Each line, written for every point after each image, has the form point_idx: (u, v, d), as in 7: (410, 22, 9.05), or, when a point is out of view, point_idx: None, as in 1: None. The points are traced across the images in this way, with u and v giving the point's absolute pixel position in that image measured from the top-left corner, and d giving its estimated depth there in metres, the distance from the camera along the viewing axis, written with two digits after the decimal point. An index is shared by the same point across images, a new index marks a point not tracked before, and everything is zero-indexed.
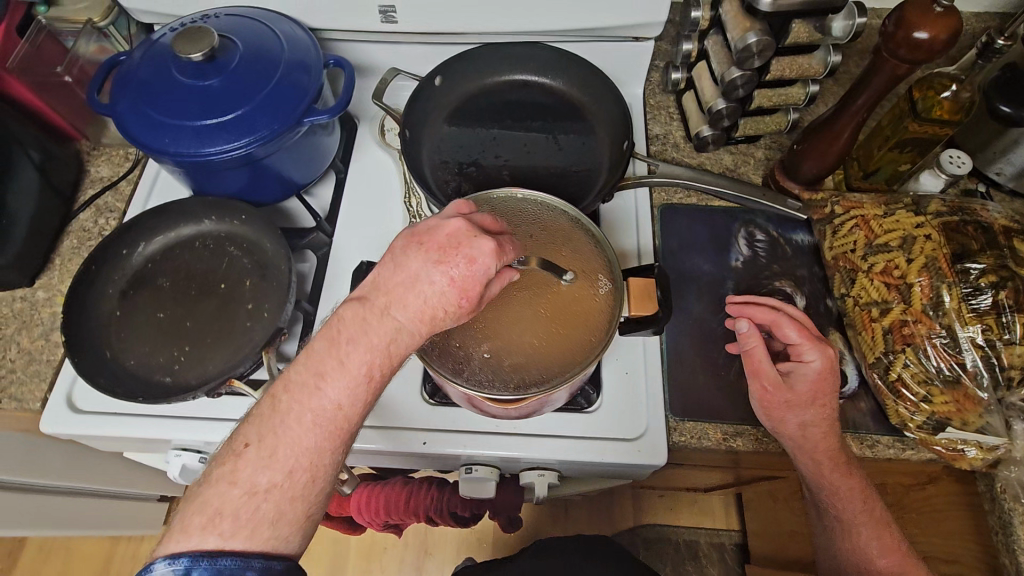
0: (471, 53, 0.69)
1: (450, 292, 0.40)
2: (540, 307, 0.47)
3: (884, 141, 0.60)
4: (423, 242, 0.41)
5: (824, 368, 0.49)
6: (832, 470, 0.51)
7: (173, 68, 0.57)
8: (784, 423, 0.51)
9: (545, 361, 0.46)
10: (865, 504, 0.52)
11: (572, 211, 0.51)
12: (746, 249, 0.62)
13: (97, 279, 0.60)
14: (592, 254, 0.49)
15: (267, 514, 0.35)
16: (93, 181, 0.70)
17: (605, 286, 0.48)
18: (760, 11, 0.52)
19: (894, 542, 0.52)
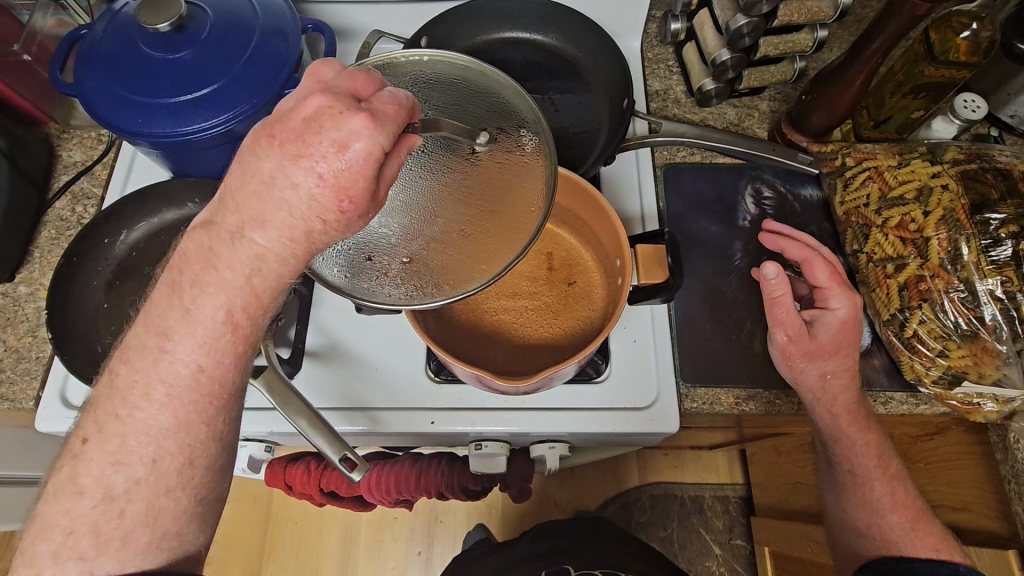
0: (454, 12, 0.65)
1: (323, 193, 0.33)
2: (465, 189, 0.44)
3: (896, 88, 0.57)
4: (280, 130, 0.33)
5: (849, 315, 0.48)
6: (849, 424, 0.51)
7: (140, 41, 0.53)
8: (804, 373, 0.50)
9: (485, 252, 0.43)
10: (879, 458, 0.53)
11: (474, 64, 0.45)
12: (753, 208, 0.60)
13: (80, 271, 0.57)
14: (509, 109, 0.45)
15: (138, 515, 0.33)
16: (66, 167, 0.67)
17: (530, 144, 0.44)
18: None
19: (905, 498, 0.53)
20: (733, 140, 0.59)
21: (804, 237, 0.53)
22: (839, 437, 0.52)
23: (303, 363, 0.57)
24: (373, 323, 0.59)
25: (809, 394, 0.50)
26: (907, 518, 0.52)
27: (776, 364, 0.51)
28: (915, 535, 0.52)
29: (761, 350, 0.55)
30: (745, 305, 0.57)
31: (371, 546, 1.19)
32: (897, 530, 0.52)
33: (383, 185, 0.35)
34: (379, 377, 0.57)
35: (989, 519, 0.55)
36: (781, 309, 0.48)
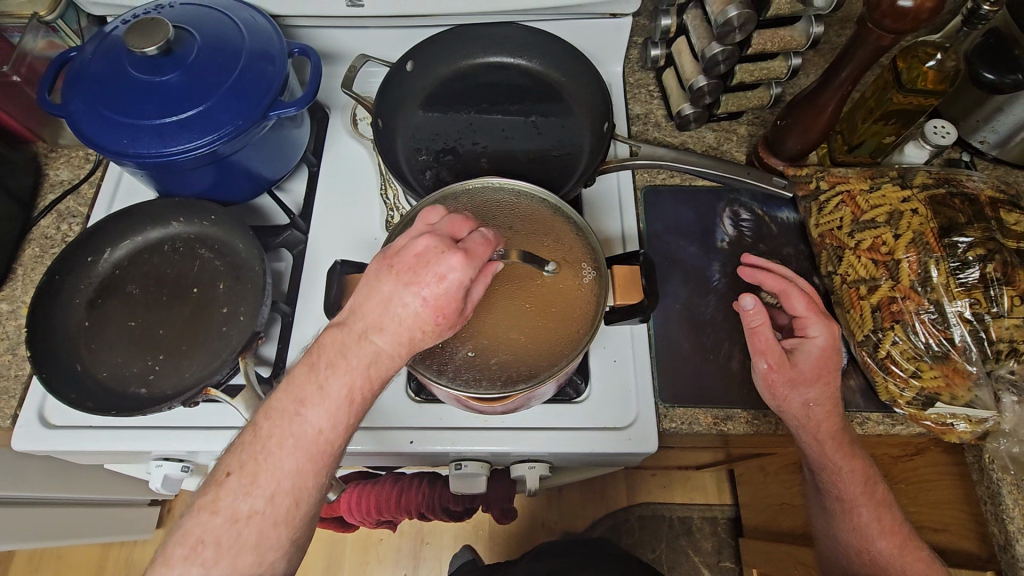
0: (440, 36, 0.66)
1: (425, 311, 0.38)
2: (523, 300, 0.45)
3: (867, 114, 0.59)
4: (397, 261, 0.38)
5: (827, 343, 0.48)
6: (834, 450, 0.50)
7: (127, 64, 0.54)
8: (788, 401, 0.49)
9: (533, 357, 0.44)
10: (866, 485, 0.52)
11: (551, 199, 0.49)
12: (731, 229, 0.61)
13: (61, 289, 0.57)
14: (574, 242, 0.48)
15: (249, 541, 0.34)
16: (53, 185, 0.67)
17: (589, 275, 0.46)
18: None
19: (890, 523, 0.52)
20: (711, 164, 0.60)
21: (781, 269, 0.53)
22: (824, 461, 0.51)
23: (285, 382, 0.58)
24: None
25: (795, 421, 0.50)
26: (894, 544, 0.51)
27: (760, 393, 0.51)
28: (905, 561, 0.51)
29: (738, 370, 0.56)
30: (723, 325, 0.58)
31: (356, 568, 1.17)
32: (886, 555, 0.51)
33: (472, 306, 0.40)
34: None
35: (968, 540, 0.55)
36: (760, 338, 0.49)
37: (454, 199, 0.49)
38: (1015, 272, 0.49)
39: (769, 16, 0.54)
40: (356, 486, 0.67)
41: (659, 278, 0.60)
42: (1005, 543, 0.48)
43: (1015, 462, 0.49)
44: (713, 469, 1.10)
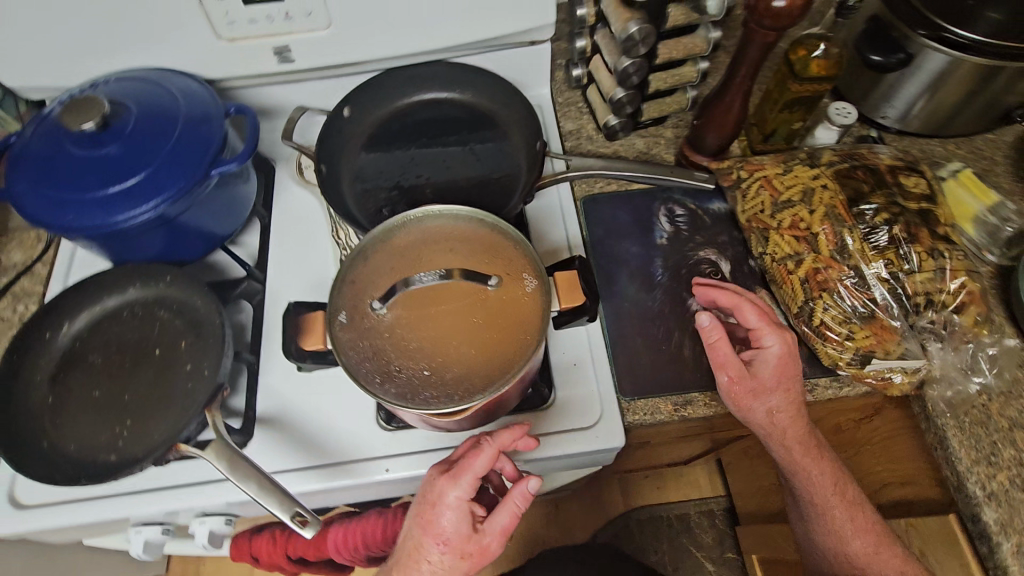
0: (373, 81, 0.69)
1: (438, 539, 0.49)
2: (472, 316, 0.48)
3: (773, 104, 0.63)
4: (422, 496, 0.50)
5: (781, 352, 0.52)
6: (801, 453, 0.54)
7: (68, 142, 0.56)
8: (752, 410, 0.53)
9: (487, 366, 0.46)
10: (836, 486, 0.56)
11: (489, 218, 0.52)
12: (669, 226, 0.65)
13: (22, 367, 0.58)
14: (516, 255, 0.50)
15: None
16: (6, 269, 0.68)
17: (531, 284, 0.49)
18: None
19: (863, 524, 0.56)
20: (640, 168, 0.64)
21: (731, 286, 0.56)
22: (797, 464, 0.55)
23: (257, 429, 0.59)
24: (316, 382, 0.60)
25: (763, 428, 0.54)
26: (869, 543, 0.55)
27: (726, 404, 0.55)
28: (879, 558, 0.55)
29: (690, 357, 0.59)
30: (671, 316, 0.60)
31: None
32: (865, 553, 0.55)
33: (487, 529, 0.50)
34: (332, 433, 0.58)
35: (932, 487, 0.58)
36: (720, 352, 0.52)
37: (401, 231, 0.52)
38: (918, 230, 0.54)
39: (668, 26, 0.59)
40: (342, 521, 0.66)
41: (607, 280, 0.63)
42: (957, 483, 0.52)
43: (950, 406, 0.53)
44: (701, 464, 1.12)
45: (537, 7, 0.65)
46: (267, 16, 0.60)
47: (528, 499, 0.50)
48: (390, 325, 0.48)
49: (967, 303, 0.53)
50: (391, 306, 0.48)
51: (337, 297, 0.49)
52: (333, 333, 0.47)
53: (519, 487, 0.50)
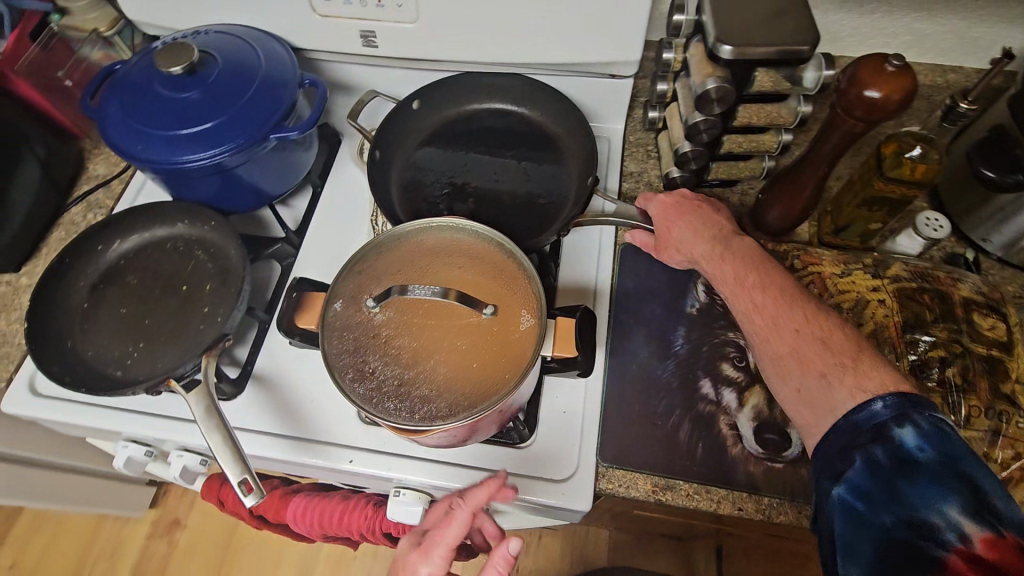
0: (447, 80, 0.70)
1: None
2: (459, 339, 0.47)
3: (853, 196, 0.56)
4: (399, 562, 0.50)
5: (653, 211, 0.58)
6: (712, 263, 0.52)
7: (156, 80, 0.61)
8: (674, 258, 0.57)
9: (459, 394, 0.45)
10: (738, 277, 0.50)
11: (508, 244, 0.50)
12: (704, 296, 0.61)
13: (69, 271, 0.63)
14: (522, 289, 0.49)
15: None
16: (90, 178, 0.75)
17: (527, 322, 0.47)
18: (722, 58, 0.51)
19: (761, 280, 0.48)
20: None
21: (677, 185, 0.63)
22: (732, 297, 0.50)
23: (249, 384, 0.61)
24: (313, 356, 0.62)
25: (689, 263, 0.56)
26: (793, 342, 0.44)
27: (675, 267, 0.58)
28: (779, 333, 0.45)
29: (685, 441, 0.54)
30: (677, 392, 0.56)
31: None
32: (805, 359, 0.43)
33: None
34: (312, 411, 0.59)
35: None
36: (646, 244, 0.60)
37: (419, 237, 0.52)
38: (976, 379, 0.47)
39: (751, 92, 0.54)
40: (307, 495, 0.67)
41: (621, 334, 0.60)
42: None
43: None
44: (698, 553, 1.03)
45: (625, 41, 0.63)
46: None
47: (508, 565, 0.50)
48: (378, 326, 0.48)
49: (1016, 479, 0.45)
50: (384, 307, 0.48)
51: (341, 283, 0.50)
52: (325, 319, 0.48)
53: (501, 550, 0.49)
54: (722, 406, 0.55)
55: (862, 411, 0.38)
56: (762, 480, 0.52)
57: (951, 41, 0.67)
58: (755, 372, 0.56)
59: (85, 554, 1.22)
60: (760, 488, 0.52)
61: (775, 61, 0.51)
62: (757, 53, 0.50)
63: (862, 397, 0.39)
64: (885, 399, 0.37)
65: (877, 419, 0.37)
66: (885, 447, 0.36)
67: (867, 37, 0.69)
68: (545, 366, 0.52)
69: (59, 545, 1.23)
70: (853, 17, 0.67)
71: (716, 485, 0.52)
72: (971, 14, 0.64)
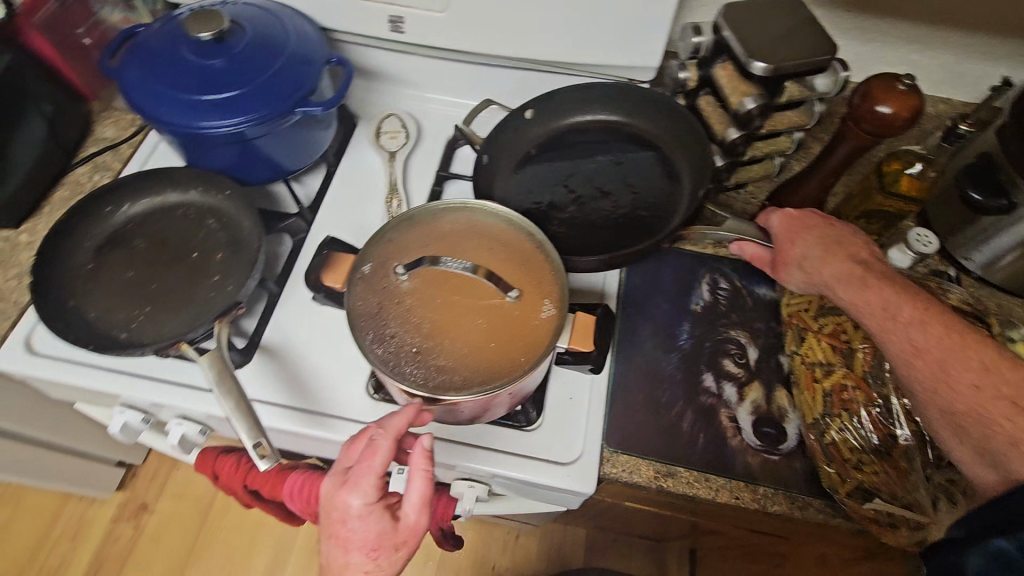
0: (559, 92, 0.67)
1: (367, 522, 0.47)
2: (480, 318, 0.48)
3: (852, 209, 0.60)
4: (326, 513, 0.47)
5: (776, 221, 0.56)
6: (854, 292, 0.50)
7: (184, 44, 0.61)
8: (792, 279, 0.54)
9: (470, 371, 0.46)
10: (892, 311, 0.47)
11: (538, 236, 0.52)
12: (708, 295, 0.64)
13: (76, 230, 0.62)
14: (548, 279, 0.50)
15: (370, 527, 0.46)
16: (96, 140, 0.73)
17: (548, 311, 0.48)
18: (756, 74, 0.55)
19: (923, 317, 0.46)
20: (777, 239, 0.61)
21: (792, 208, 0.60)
22: (882, 333, 0.48)
23: (256, 354, 0.60)
24: (325, 330, 0.62)
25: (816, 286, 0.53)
26: (973, 397, 0.43)
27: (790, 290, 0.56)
28: (952, 382, 0.44)
29: (687, 431, 0.56)
30: (682, 385, 0.58)
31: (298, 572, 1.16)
32: (986, 418, 0.42)
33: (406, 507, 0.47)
34: (320, 383, 0.59)
35: None
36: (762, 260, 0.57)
37: (453, 215, 0.54)
38: None
39: (781, 101, 0.58)
40: (304, 471, 0.65)
41: (628, 328, 0.62)
42: None
43: None
44: (675, 561, 1.04)
45: (646, 47, 0.66)
46: None
47: (431, 459, 0.47)
48: (402, 293, 0.49)
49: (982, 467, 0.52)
50: (411, 276, 0.49)
51: (371, 248, 0.51)
52: (353, 277, 0.49)
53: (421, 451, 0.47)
54: (723, 400, 0.57)
55: None
56: (759, 471, 0.54)
57: (943, 73, 0.72)
58: (755, 369, 0.59)
59: (44, 535, 1.17)
60: (756, 478, 0.54)
61: (805, 74, 0.55)
62: (793, 66, 0.54)
63: None
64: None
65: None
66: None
67: (867, 64, 0.73)
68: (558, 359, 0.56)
69: (18, 525, 1.18)
70: (858, 44, 0.71)
71: (716, 474, 0.54)
72: (962, 50, 0.69)
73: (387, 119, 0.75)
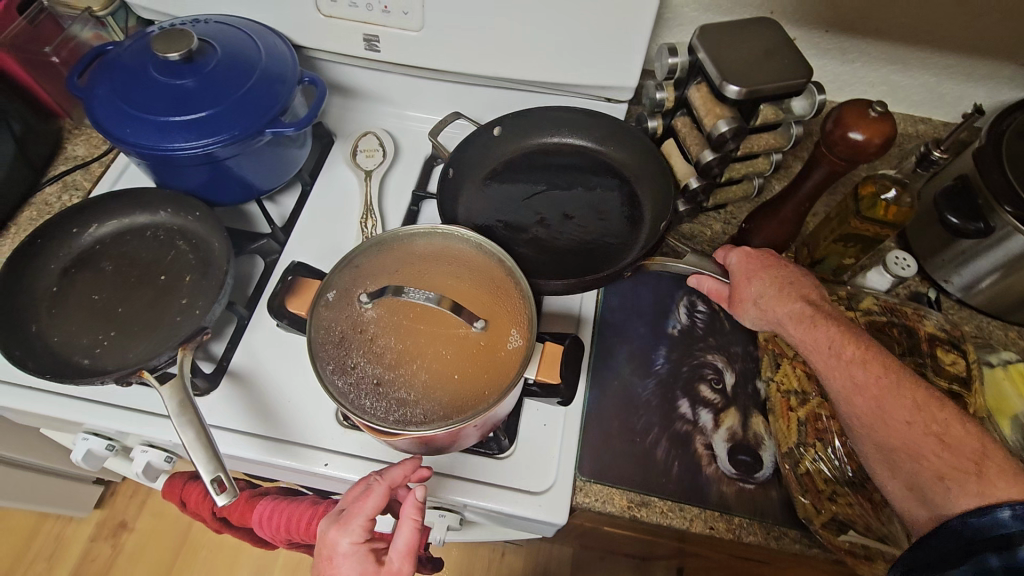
0: (529, 114, 0.69)
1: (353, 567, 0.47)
2: (445, 349, 0.47)
3: (830, 232, 0.60)
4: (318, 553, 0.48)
5: (733, 260, 0.56)
6: (799, 330, 0.50)
7: (152, 64, 0.60)
8: (746, 316, 0.54)
9: (434, 404, 0.45)
10: (833, 346, 0.47)
11: (508, 262, 0.51)
12: (685, 318, 0.63)
13: (41, 253, 0.61)
14: (516, 307, 0.49)
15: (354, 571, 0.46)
16: (67, 158, 0.72)
17: (515, 341, 0.47)
18: (729, 97, 0.54)
19: (862, 353, 0.46)
20: None
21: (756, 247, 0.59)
22: (826, 370, 0.48)
23: (224, 379, 0.59)
24: (295, 354, 0.61)
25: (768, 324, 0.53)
26: (906, 434, 0.43)
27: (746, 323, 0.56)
28: (885, 416, 0.44)
29: (662, 459, 0.55)
30: (657, 412, 0.57)
31: None
32: (918, 454, 0.42)
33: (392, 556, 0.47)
34: (288, 409, 0.58)
35: None
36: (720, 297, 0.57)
37: (424, 238, 0.53)
38: None
39: (757, 123, 0.58)
40: (272, 499, 0.65)
41: (604, 352, 0.61)
42: None
43: None
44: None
45: (623, 68, 0.65)
46: (367, 4, 0.63)
47: (421, 511, 0.47)
48: (366, 322, 0.47)
49: None
50: (377, 304, 0.48)
51: (337, 275, 0.50)
52: (317, 306, 0.48)
53: (414, 501, 0.47)
54: (699, 427, 0.56)
55: (986, 516, 0.37)
56: (734, 501, 0.53)
57: (922, 93, 0.72)
58: (731, 394, 0.58)
59: (20, 554, 1.15)
60: (731, 507, 0.53)
61: (782, 96, 0.55)
62: (769, 89, 0.53)
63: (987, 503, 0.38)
64: (1015, 509, 0.36)
65: (1004, 529, 0.36)
66: (1002, 555, 0.36)
67: (846, 84, 0.73)
68: (527, 390, 0.53)
69: None
70: (836, 64, 0.71)
71: (691, 503, 0.53)
72: (940, 71, 0.69)
73: (364, 137, 0.74)
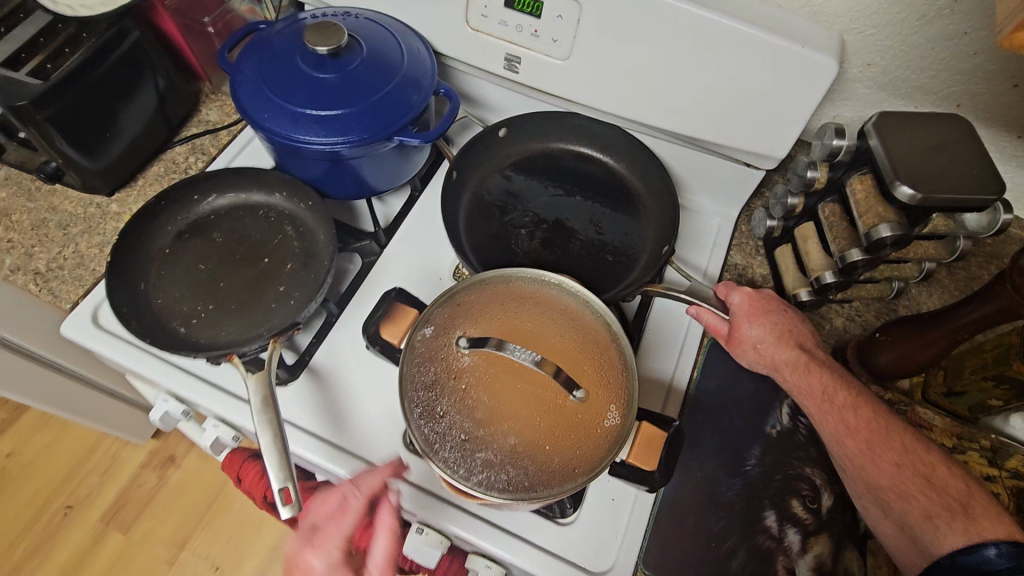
0: (540, 117, 0.68)
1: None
2: (537, 415, 0.44)
3: (980, 366, 0.53)
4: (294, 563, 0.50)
5: (738, 301, 0.55)
6: (797, 376, 0.51)
7: (300, 53, 0.60)
8: (744, 356, 0.55)
9: (518, 472, 0.42)
10: (826, 393, 0.49)
11: (615, 328, 0.48)
12: (787, 420, 0.57)
13: (161, 214, 0.62)
14: (617, 380, 0.46)
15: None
16: (199, 121, 0.75)
17: (612, 420, 0.44)
18: (900, 198, 0.48)
19: (851, 399, 0.49)
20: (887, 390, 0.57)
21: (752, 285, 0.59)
22: (820, 415, 0.50)
23: (304, 373, 0.59)
24: (375, 364, 0.60)
25: (765, 368, 0.54)
26: (896, 475, 0.46)
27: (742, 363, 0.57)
28: (875, 461, 0.47)
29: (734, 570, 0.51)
30: (736, 515, 0.53)
31: None
32: (907, 494, 0.46)
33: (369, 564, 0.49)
34: (359, 420, 0.57)
35: None
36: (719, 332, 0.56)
37: (529, 281, 0.50)
38: None
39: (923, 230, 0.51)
40: None
41: (691, 436, 0.56)
42: None
43: None
44: None
45: (776, 136, 0.60)
46: (518, 24, 0.61)
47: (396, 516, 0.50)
48: (462, 368, 0.45)
49: None
50: (474, 350, 0.46)
51: (437, 308, 0.48)
52: (413, 340, 0.47)
53: (387, 513, 0.50)
54: (783, 546, 0.51)
55: (974, 554, 0.41)
56: None
57: None
58: (825, 518, 0.53)
59: (80, 464, 1.23)
60: None
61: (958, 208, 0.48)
62: (949, 198, 0.47)
63: (975, 539, 0.42)
64: (1000, 548, 0.40)
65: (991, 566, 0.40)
66: None
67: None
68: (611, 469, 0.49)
69: (55, 450, 1.24)
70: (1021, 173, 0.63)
71: None
72: None
73: None
